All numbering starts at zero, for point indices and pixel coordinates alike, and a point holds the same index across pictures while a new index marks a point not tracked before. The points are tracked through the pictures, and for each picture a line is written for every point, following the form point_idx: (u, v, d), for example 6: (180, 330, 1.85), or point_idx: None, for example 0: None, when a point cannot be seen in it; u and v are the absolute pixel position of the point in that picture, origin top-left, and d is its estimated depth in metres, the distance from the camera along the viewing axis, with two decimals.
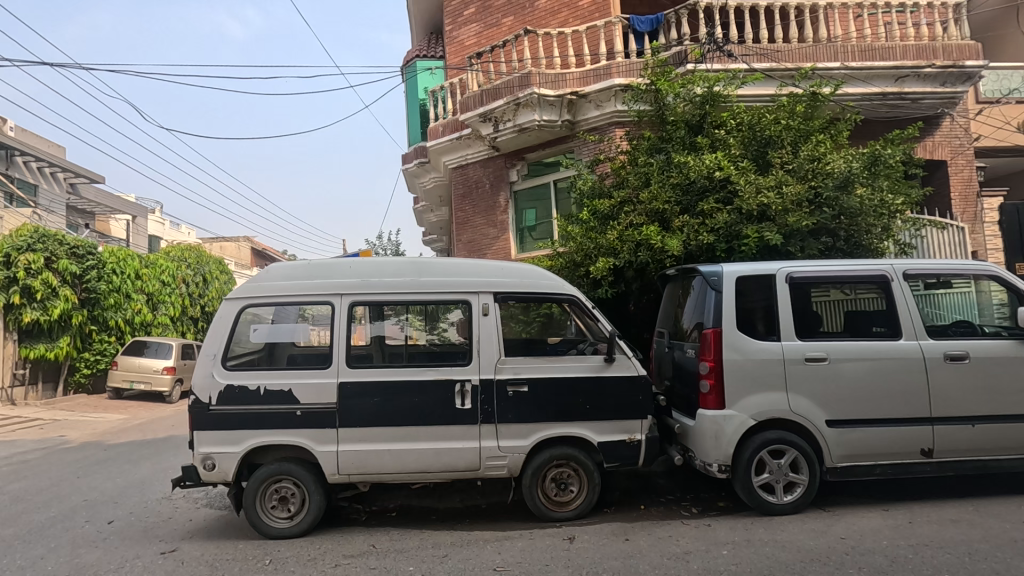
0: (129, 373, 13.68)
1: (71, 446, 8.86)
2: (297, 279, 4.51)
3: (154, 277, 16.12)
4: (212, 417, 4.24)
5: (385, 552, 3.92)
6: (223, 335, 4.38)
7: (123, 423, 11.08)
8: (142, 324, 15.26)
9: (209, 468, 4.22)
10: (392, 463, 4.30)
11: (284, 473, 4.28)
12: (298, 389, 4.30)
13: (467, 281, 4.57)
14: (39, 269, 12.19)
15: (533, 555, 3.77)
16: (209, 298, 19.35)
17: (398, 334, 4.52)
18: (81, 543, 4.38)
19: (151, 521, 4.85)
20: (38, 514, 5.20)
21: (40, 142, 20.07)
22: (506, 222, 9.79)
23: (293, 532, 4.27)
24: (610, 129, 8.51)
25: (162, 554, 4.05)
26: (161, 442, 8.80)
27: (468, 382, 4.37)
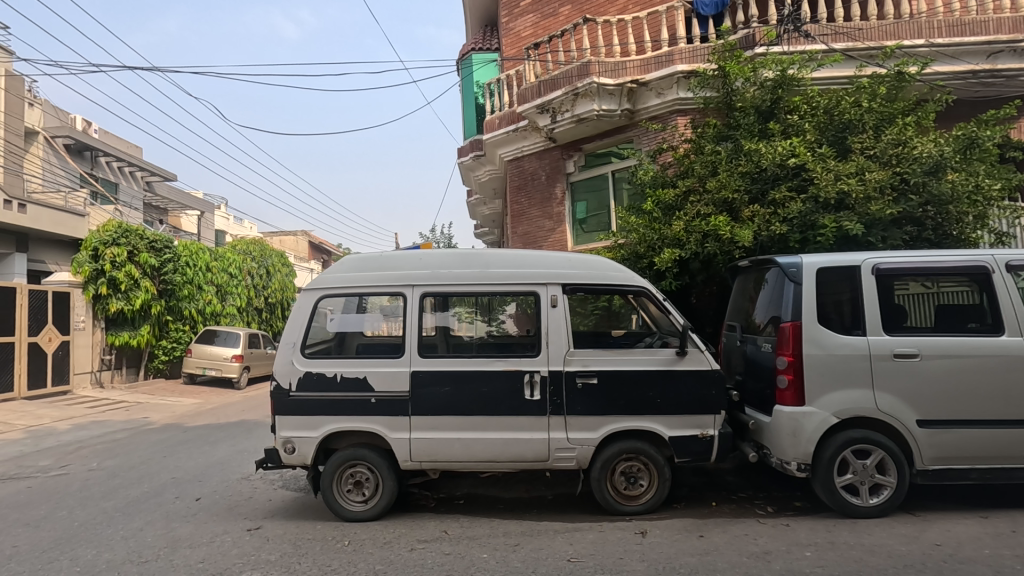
0: (201, 360, 14.49)
1: (155, 427, 9.48)
2: (371, 272, 4.65)
3: (222, 269, 16.98)
4: (292, 402, 4.43)
5: (457, 539, 3.99)
6: (301, 324, 4.56)
7: (199, 407, 11.77)
8: (213, 314, 16.13)
9: (289, 451, 4.42)
10: (462, 451, 4.37)
11: (358, 458, 4.42)
12: (373, 377, 4.42)
13: (534, 274, 4.56)
14: (122, 262, 13.10)
15: (606, 547, 3.75)
16: (273, 290, 20.22)
17: (462, 325, 4.57)
18: (173, 518, 4.67)
19: (234, 500, 5.12)
20: (132, 489, 5.59)
21: (120, 143, 21.44)
22: (562, 214, 9.73)
23: (367, 516, 4.41)
24: (671, 118, 8.30)
25: (248, 531, 4.27)
26: (234, 426, 9.31)
27: (537, 373, 4.38)
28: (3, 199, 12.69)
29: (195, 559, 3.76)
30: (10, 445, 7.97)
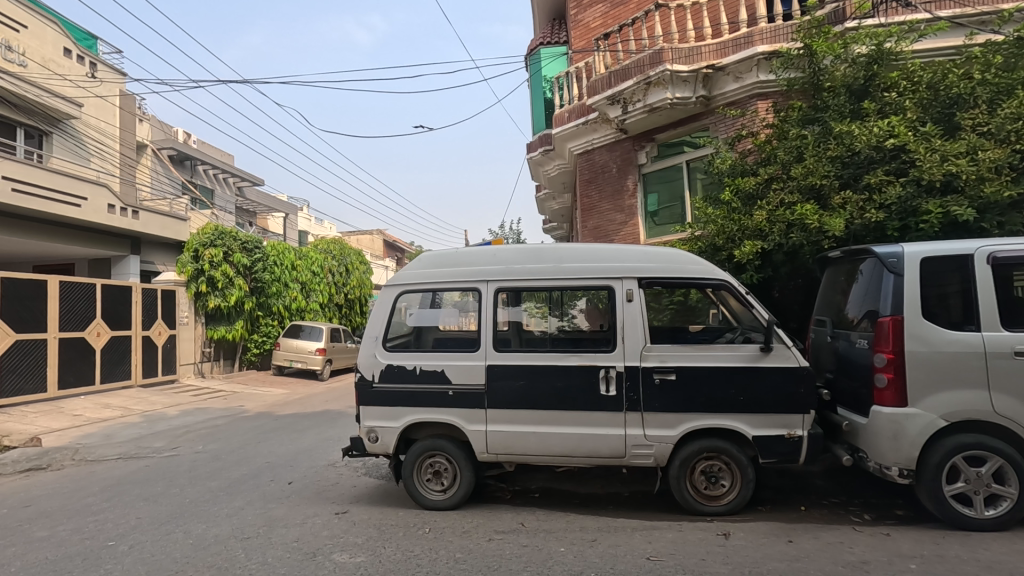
0: (289, 353, 15.47)
1: (249, 415, 10.23)
2: (446, 268, 4.78)
3: (306, 268, 18.00)
4: (375, 394, 4.64)
5: (534, 532, 4.03)
6: (382, 319, 4.77)
7: (287, 397, 12.58)
8: (298, 310, 17.15)
9: (373, 440, 4.63)
10: (538, 445, 4.40)
11: (437, 449, 4.56)
12: (450, 370, 4.54)
13: (609, 268, 4.49)
14: (219, 262, 14.20)
15: (686, 547, 3.65)
16: (352, 287, 21.20)
17: (534, 320, 4.59)
18: (268, 499, 5.02)
19: (322, 484, 5.44)
20: (233, 471, 6.07)
21: (215, 152, 23.22)
22: (633, 206, 9.53)
23: (446, 505, 4.53)
24: (751, 102, 7.91)
25: (336, 515, 4.52)
26: (319, 415, 9.86)
27: (612, 369, 4.32)
28: (119, 206, 14.07)
29: (290, 538, 4.02)
30: (129, 427, 8.87)
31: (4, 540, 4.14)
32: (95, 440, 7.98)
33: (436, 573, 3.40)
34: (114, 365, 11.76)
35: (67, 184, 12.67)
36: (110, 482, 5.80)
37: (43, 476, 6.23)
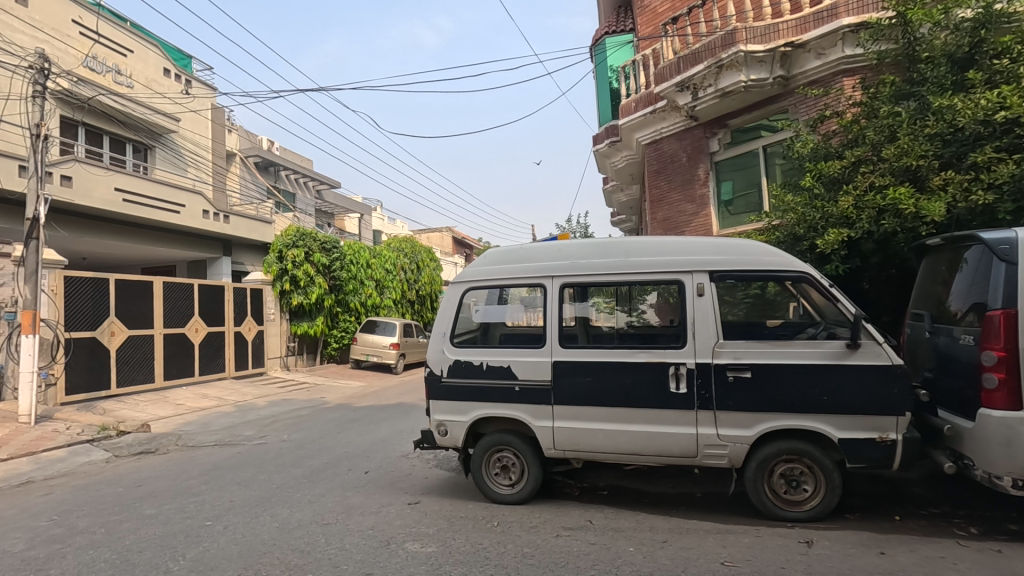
0: (365, 347, 16.18)
1: (329, 406, 10.81)
2: (512, 264, 4.82)
3: (380, 265, 18.70)
4: (444, 388, 4.75)
5: (602, 530, 3.98)
6: (450, 316, 4.88)
7: (364, 390, 13.16)
8: (373, 306, 17.88)
9: (442, 433, 4.75)
10: (606, 443, 4.33)
11: (504, 443, 4.60)
12: (516, 365, 4.57)
13: (679, 261, 4.34)
14: (301, 262, 15.07)
15: (764, 554, 3.48)
16: (424, 283, 21.80)
17: (602, 316, 4.50)
18: (346, 487, 5.27)
19: (396, 475, 5.65)
20: (315, 460, 6.42)
21: (296, 158, 24.59)
22: (705, 196, 9.15)
23: (514, 500, 4.56)
24: (836, 80, 7.39)
25: (409, 505, 4.68)
26: (394, 408, 10.24)
27: (683, 365, 4.18)
28: (212, 212, 15.23)
29: (365, 526, 4.20)
30: (224, 416, 9.62)
31: (120, 515, 4.61)
32: (196, 427, 8.71)
33: (504, 567, 3.43)
34: (210, 358, 12.78)
35: (168, 193, 13.87)
36: (208, 466, 6.31)
37: (152, 459, 6.88)
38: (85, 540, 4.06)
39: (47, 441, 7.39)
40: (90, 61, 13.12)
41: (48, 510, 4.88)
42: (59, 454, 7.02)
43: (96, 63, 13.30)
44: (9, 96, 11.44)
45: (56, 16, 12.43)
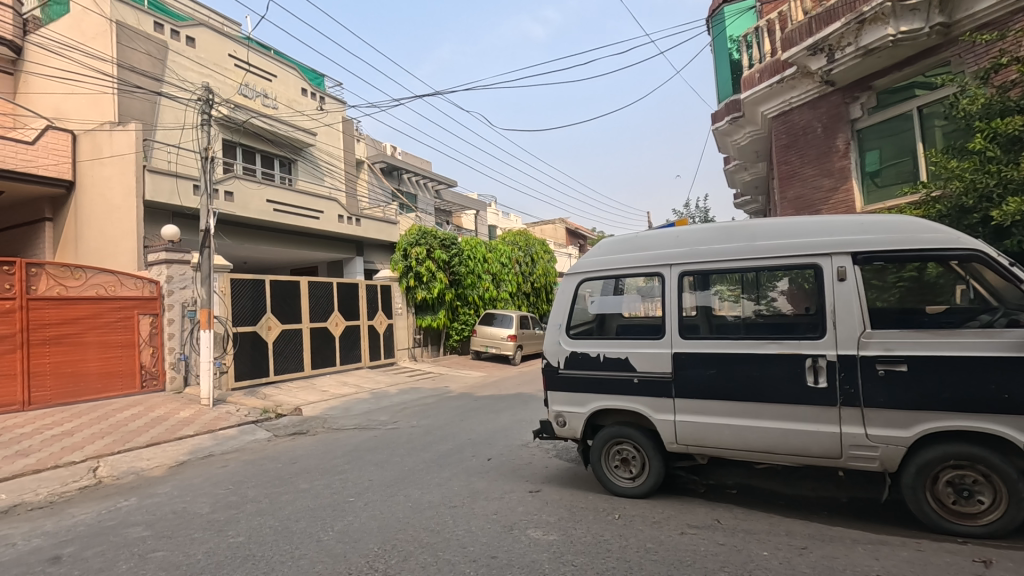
0: (484, 339, 16.78)
1: (453, 395, 11.38)
2: (627, 253, 4.71)
3: (496, 259, 19.25)
4: (562, 379, 4.80)
5: (731, 530, 3.77)
6: (566, 307, 4.91)
7: (485, 380, 13.67)
8: (491, 299, 18.48)
9: (561, 424, 4.80)
10: (733, 439, 4.08)
11: (624, 436, 4.51)
12: (634, 357, 4.47)
13: (815, 243, 3.96)
14: (423, 258, 15.98)
15: (927, 571, 3.07)
16: (538, 276, 22.08)
17: (727, 305, 4.24)
18: (471, 473, 5.52)
19: (517, 463, 5.80)
20: (441, 446, 6.80)
21: (416, 160, 26.04)
22: (846, 168, 8.21)
23: (636, 493, 4.45)
24: (1015, 19, 6.25)
25: (530, 493, 4.78)
26: (513, 398, 10.51)
27: (822, 358, 3.81)
28: (346, 216, 16.66)
29: (490, 510, 4.37)
30: (361, 402, 10.53)
31: (280, 488, 5.24)
32: (339, 412, 9.65)
33: (627, 560, 3.38)
34: (348, 350, 14.02)
35: (309, 201, 15.41)
36: (349, 448, 6.96)
37: (304, 439, 7.74)
38: (254, 508, 4.67)
39: (222, 421, 8.60)
40: (243, 88, 14.94)
41: (225, 480, 5.68)
42: (232, 432, 8.15)
43: (248, 90, 15.12)
44: (184, 126, 13.41)
45: (215, 52, 14.31)
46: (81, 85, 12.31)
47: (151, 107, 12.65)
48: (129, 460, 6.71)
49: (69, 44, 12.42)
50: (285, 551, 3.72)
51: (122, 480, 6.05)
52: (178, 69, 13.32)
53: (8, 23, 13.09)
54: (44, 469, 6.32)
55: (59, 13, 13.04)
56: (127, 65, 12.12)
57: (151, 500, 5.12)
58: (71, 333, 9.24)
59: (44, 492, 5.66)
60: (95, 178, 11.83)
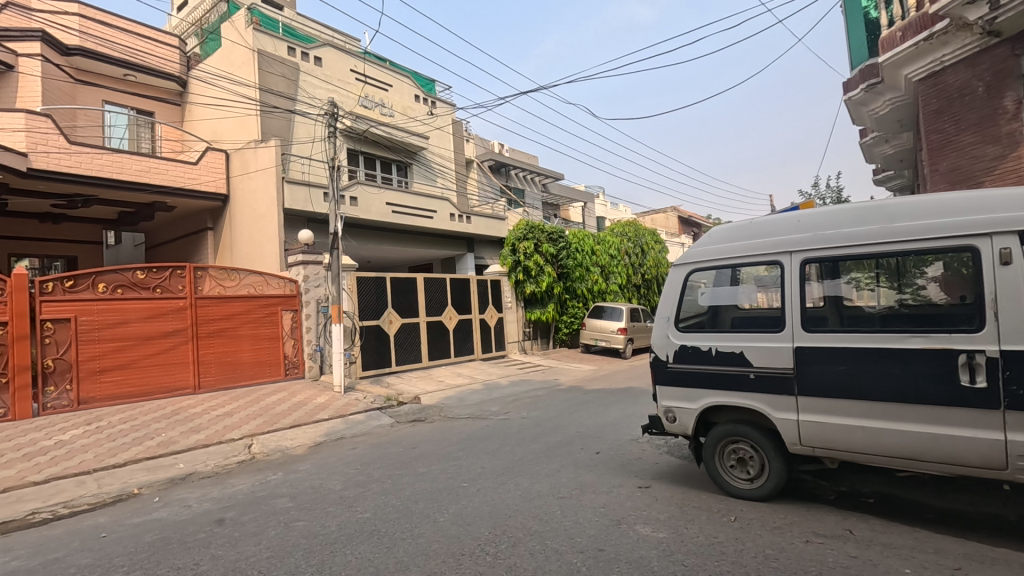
0: (594, 332, 16.63)
1: (563, 388, 11.44)
2: (741, 241, 4.43)
3: (604, 252, 19.03)
4: (671, 374, 4.65)
5: (866, 542, 3.42)
6: (674, 298, 4.75)
7: (594, 373, 13.57)
8: (599, 292, 18.32)
9: (671, 420, 4.65)
10: (868, 442, 3.70)
11: (740, 435, 4.24)
12: (750, 352, 4.21)
13: (970, 221, 3.45)
14: (531, 253, 16.23)
15: None
16: (648, 267, 21.48)
17: (862, 295, 3.84)
18: (579, 465, 5.54)
19: (626, 458, 5.71)
20: (550, 438, 6.90)
21: (524, 156, 26.44)
22: (1016, 132, 7.02)
23: (753, 496, 4.18)
24: None
25: (640, 488, 4.69)
26: (623, 392, 10.33)
27: (979, 354, 3.32)
28: (457, 215, 17.37)
29: (598, 503, 4.36)
30: (474, 393, 10.97)
31: (401, 470, 5.65)
32: (453, 402, 10.13)
33: (743, 565, 3.21)
34: (462, 342, 14.64)
35: (424, 202, 16.27)
36: (463, 436, 7.30)
37: (422, 426, 8.25)
38: (379, 487, 5.09)
39: (352, 407, 9.43)
40: (364, 100, 16.14)
41: (354, 461, 6.25)
42: (360, 418, 8.91)
43: (368, 101, 16.31)
44: (314, 139, 14.79)
45: (338, 69, 15.61)
46: (231, 110, 14.05)
47: (288, 124, 14.09)
48: (277, 439, 7.61)
49: (222, 74, 14.25)
50: (405, 529, 4.01)
51: (272, 456, 6.88)
52: (309, 88, 14.70)
53: (176, 62, 15.33)
54: (211, 444, 7.38)
55: (213, 49, 14.99)
56: (267, 88, 13.61)
57: (294, 475, 5.77)
58: (229, 327, 10.62)
59: (211, 463, 6.60)
60: (245, 191, 13.46)
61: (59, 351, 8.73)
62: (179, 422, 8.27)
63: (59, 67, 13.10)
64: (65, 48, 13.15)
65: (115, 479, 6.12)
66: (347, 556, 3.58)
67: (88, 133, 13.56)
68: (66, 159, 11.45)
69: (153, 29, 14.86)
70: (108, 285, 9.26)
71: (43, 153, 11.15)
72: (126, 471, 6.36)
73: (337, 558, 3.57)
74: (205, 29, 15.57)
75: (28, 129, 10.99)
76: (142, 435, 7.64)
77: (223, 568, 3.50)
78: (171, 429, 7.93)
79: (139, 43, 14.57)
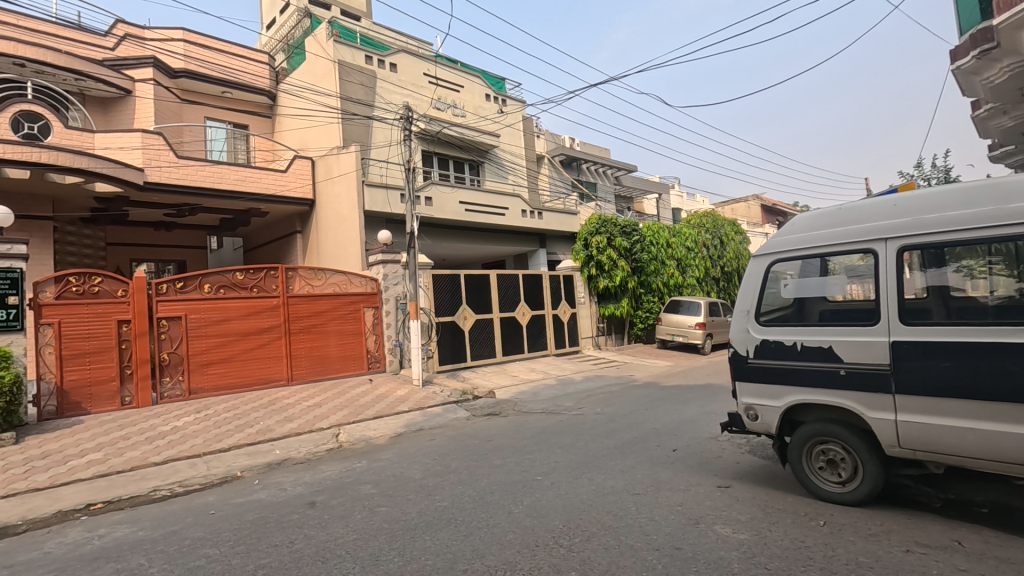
0: (670, 327, 16.14)
1: (638, 384, 11.23)
2: (828, 229, 4.18)
3: (680, 244, 18.52)
4: (751, 369, 4.45)
5: (978, 556, 3.11)
6: (754, 291, 4.54)
7: (671, 369, 13.21)
8: (675, 285, 17.96)
9: (752, 418, 4.46)
10: (979, 445, 3.36)
11: (830, 435, 3.98)
12: (840, 346, 3.95)
13: None
14: (604, 247, 16.04)
15: None
16: (728, 259, 20.59)
17: (974, 284, 3.49)
18: (655, 462, 5.43)
19: (705, 456, 5.53)
20: (625, 434, 6.80)
21: (596, 149, 26.11)
22: None
23: (846, 501, 3.91)
24: None
25: (719, 488, 4.54)
26: (702, 389, 9.99)
27: None
28: (529, 211, 17.44)
29: (674, 501, 4.26)
30: (548, 389, 11.01)
31: (477, 462, 5.80)
32: (527, 396, 10.22)
33: (833, 572, 3.03)
34: (535, 338, 14.73)
35: (496, 199, 16.48)
36: (537, 430, 7.36)
37: (497, 420, 8.41)
38: (456, 478, 5.26)
39: (430, 400, 9.77)
40: (437, 102, 16.59)
41: (432, 452, 6.48)
42: (437, 410, 9.22)
43: (441, 103, 16.74)
44: (391, 143, 15.36)
45: (412, 73, 16.12)
46: (316, 119, 14.92)
47: (367, 130, 14.75)
48: (362, 429, 8.04)
49: (306, 86, 15.14)
50: (481, 518, 4.12)
51: (357, 445, 7.28)
52: (385, 93, 15.32)
53: (266, 77, 16.51)
54: (303, 432, 7.91)
55: (299, 63, 15.97)
56: (348, 97, 14.32)
57: (377, 464, 6.08)
58: (318, 324, 11.31)
59: (304, 450, 7.09)
60: (329, 195, 14.27)
61: (173, 346, 9.70)
62: (275, 412, 8.93)
63: (167, 89, 14.46)
64: (172, 71, 14.55)
65: (221, 462, 6.73)
66: (426, 542, 3.73)
67: (193, 147, 14.89)
68: (175, 172, 12.66)
69: (245, 48, 16.07)
70: (213, 286, 10.14)
71: (156, 168, 12.39)
72: (231, 456, 6.97)
73: (418, 543, 3.73)
74: (291, 44, 16.62)
75: (144, 146, 12.23)
76: (243, 423, 8.32)
77: (316, 548, 3.77)
78: (267, 418, 8.57)
79: (234, 62, 15.82)
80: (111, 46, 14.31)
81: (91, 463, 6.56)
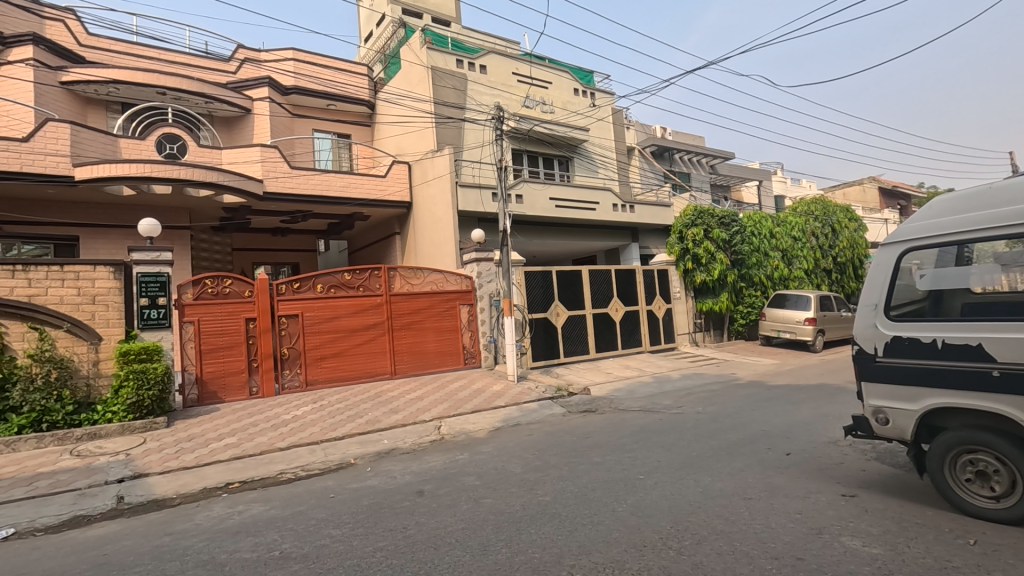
0: (776, 323, 15.14)
1: (742, 383, 10.66)
2: (976, 211, 3.72)
3: (785, 234, 17.36)
4: (880, 369, 4.06)
5: None
6: (882, 283, 4.14)
7: (778, 367, 12.41)
8: (780, 278, 16.81)
9: (883, 422, 4.07)
10: None
11: (979, 444, 3.54)
12: (992, 344, 3.50)
13: None
14: (700, 239, 15.45)
15: None
16: (842, 249, 18.91)
17: None
18: (767, 466, 5.12)
19: (824, 462, 5.13)
20: (731, 435, 6.47)
21: (689, 138, 25.07)
22: None
23: (1001, 518, 3.45)
24: None
25: (844, 496, 4.19)
26: (814, 389, 9.29)
27: None
28: (620, 205, 17.08)
29: (792, 508, 4.00)
30: (644, 386, 10.76)
31: (577, 458, 5.80)
32: (623, 394, 10.05)
33: None
34: (629, 334, 14.44)
35: (586, 194, 16.33)
36: (636, 428, 7.22)
37: (593, 417, 8.35)
38: (557, 473, 5.28)
39: (525, 395, 9.90)
40: (526, 100, 16.71)
41: (531, 447, 6.56)
42: (533, 406, 9.32)
43: (530, 101, 16.84)
44: (483, 143, 15.69)
45: (502, 73, 16.36)
46: (411, 125, 15.58)
47: (460, 132, 15.21)
48: (461, 422, 8.31)
49: (402, 93, 15.86)
50: (585, 515, 4.10)
51: (458, 438, 7.55)
52: (476, 95, 15.70)
53: (366, 87, 17.37)
54: (408, 423, 8.32)
55: (395, 72, 16.74)
56: (441, 101, 14.83)
57: (478, 456, 6.27)
58: (417, 320, 11.84)
59: (409, 441, 7.46)
60: (425, 197, 14.85)
61: (292, 341, 10.57)
62: (381, 404, 9.47)
63: (280, 105, 15.78)
64: (285, 89, 15.92)
65: (337, 449, 7.25)
66: (532, 535, 3.78)
67: (304, 158, 16.12)
68: (289, 181, 13.78)
69: (346, 62, 17.05)
70: (325, 286, 10.93)
71: (273, 178, 13.57)
72: (344, 444, 7.49)
73: (524, 535, 3.79)
74: (388, 55, 17.48)
75: (262, 159, 13.46)
76: (354, 414, 8.91)
77: (427, 534, 3.95)
78: (374, 410, 9.11)
79: (337, 77, 16.88)
80: (233, 70, 15.78)
81: (227, 447, 7.33)
